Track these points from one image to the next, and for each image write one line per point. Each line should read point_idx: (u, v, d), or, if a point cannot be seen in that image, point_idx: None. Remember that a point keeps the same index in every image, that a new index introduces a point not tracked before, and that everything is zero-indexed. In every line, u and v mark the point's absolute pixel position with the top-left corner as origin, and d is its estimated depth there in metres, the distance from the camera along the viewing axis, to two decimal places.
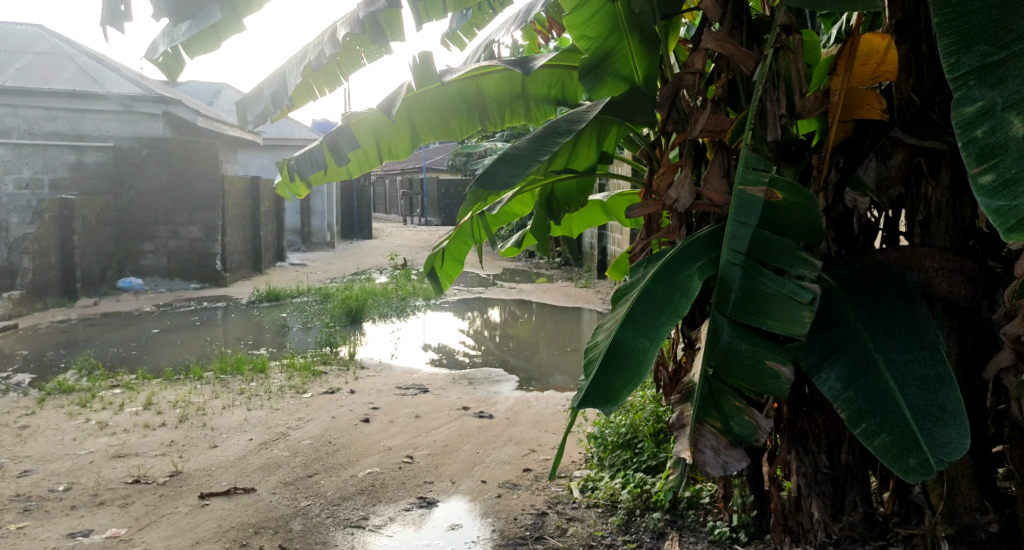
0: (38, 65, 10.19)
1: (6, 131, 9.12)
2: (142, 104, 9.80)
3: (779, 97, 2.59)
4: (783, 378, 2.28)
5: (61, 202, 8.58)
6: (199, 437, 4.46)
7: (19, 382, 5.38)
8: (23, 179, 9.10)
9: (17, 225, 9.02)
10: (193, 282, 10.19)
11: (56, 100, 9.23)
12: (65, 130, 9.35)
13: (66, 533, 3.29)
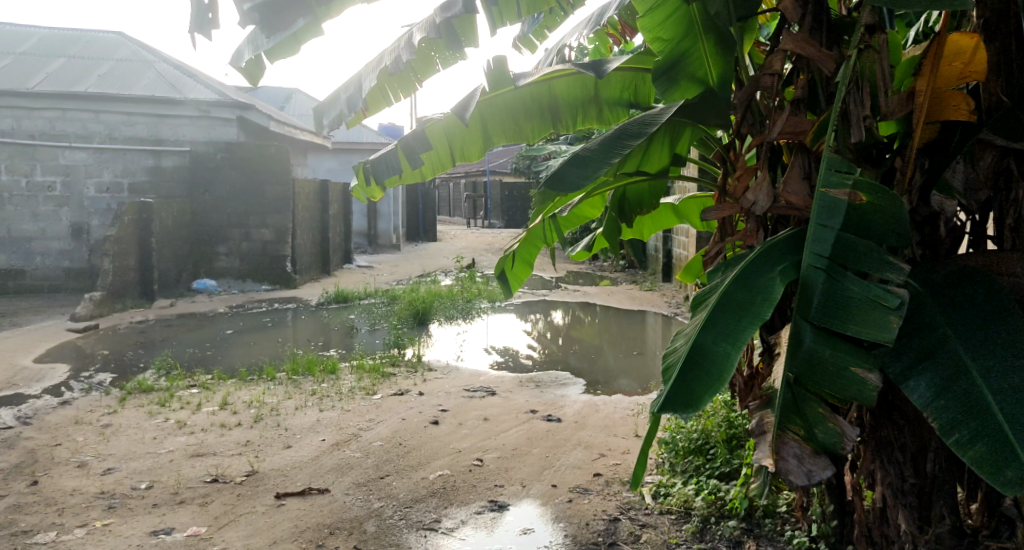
0: (118, 72, 10.59)
1: (89, 136, 9.70)
2: (218, 110, 10.13)
3: (864, 99, 2.38)
4: (871, 385, 2.07)
5: (139, 206, 8.83)
6: (274, 437, 4.49)
7: (102, 382, 5.53)
8: (103, 183, 9.77)
9: (98, 227, 9.79)
10: (264, 283, 10.30)
11: (133, 104, 9.74)
12: (144, 134, 9.91)
13: (150, 530, 3.32)
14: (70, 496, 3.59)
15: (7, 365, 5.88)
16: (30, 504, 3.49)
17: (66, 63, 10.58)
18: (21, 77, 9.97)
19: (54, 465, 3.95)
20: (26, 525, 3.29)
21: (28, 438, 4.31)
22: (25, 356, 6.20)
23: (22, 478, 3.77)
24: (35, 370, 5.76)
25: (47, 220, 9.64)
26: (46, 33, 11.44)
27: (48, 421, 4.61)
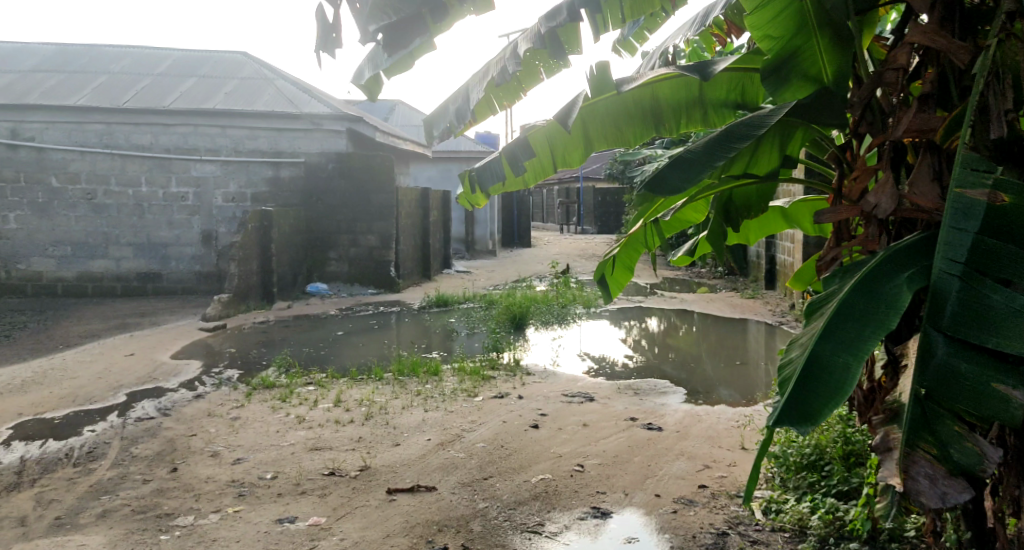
0: (242, 89, 11.24)
1: (217, 150, 10.39)
2: (330, 122, 10.56)
3: (1006, 91, 2.25)
4: (1016, 403, 1.99)
5: (260, 214, 9.34)
6: (383, 435, 4.67)
7: (230, 377, 5.91)
8: (230, 193, 10.41)
9: (225, 234, 10.44)
10: (370, 288, 10.70)
11: (254, 122, 10.36)
12: (264, 147, 10.50)
13: (276, 518, 3.53)
14: (205, 483, 3.86)
15: (146, 361, 6.35)
16: (171, 489, 3.78)
17: (195, 82, 11.31)
18: (158, 96, 10.74)
19: (190, 454, 4.25)
20: (168, 508, 3.56)
21: (168, 428, 4.65)
22: (162, 353, 6.68)
23: (164, 465, 4.08)
24: (171, 366, 6.21)
25: (181, 227, 10.35)
26: (179, 54, 12.29)
27: (184, 413, 4.97)
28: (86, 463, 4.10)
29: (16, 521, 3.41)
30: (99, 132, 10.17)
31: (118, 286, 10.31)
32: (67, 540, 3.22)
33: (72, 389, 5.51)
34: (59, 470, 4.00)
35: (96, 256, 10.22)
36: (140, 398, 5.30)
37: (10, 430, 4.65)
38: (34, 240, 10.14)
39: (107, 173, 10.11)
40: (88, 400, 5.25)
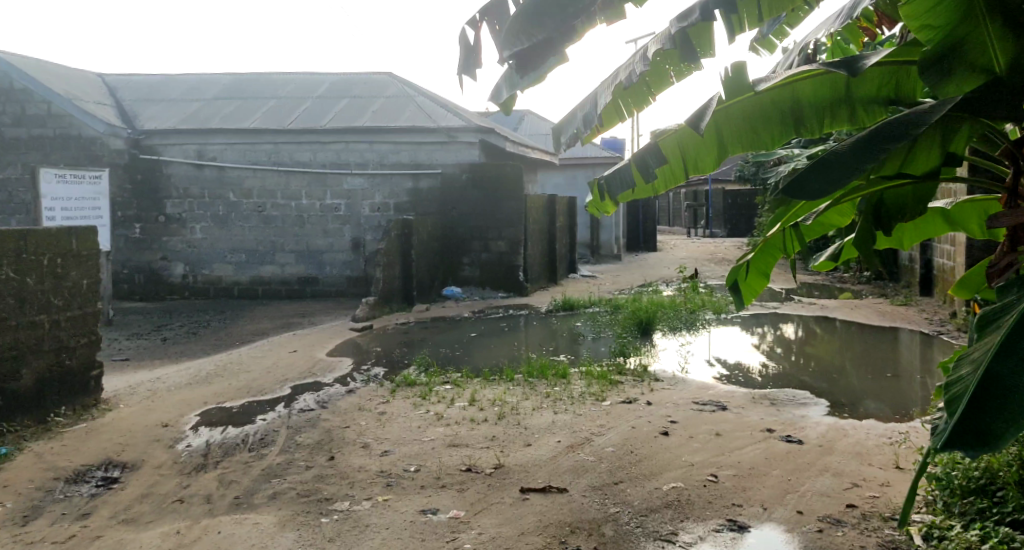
0: (389, 107, 11.82)
1: (364, 163, 11.09)
2: (464, 134, 10.86)
3: None
4: None
5: (403, 222, 9.73)
6: (515, 435, 4.81)
7: (377, 374, 6.29)
8: (376, 203, 11.07)
9: (372, 242, 11.11)
10: (501, 292, 10.96)
11: (396, 137, 10.96)
12: (405, 160, 11.03)
13: (420, 509, 3.74)
14: (358, 472, 4.14)
15: (304, 357, 6.87)
16: (329, 476, 4.08)
17: (347, 103, 12.06)
18: (316, 116, 11.60)
19: (344, 445, 4.56)
20: (327, 494, 3.86)
21: (326, 420, 5.01)
22: (319, 350, 7.19)
23: (323, 454, 4.41)
24: (327, 362, 6.70)
25: (334, 236, 11.16)
26: (334, 77, 13.09)
27: (339, 406, 5.34)
28: (259, 448, 4.49)
29: (202, 498, 3.80)
30: (268, 151, 11.11)
31: (283, 288, 11.26)
32: (244, 517, 3.57)
33: (244, 382, 6.03)
34: (237, 454, 4.42)
35: (266, 261, 11.20)
36: (302, 392, 5.75)
37: (197, 416, 5.18)
38: (214, 248, 11.23)
39: (274, 188, 11.11)
40: (258, 392, 5.75)
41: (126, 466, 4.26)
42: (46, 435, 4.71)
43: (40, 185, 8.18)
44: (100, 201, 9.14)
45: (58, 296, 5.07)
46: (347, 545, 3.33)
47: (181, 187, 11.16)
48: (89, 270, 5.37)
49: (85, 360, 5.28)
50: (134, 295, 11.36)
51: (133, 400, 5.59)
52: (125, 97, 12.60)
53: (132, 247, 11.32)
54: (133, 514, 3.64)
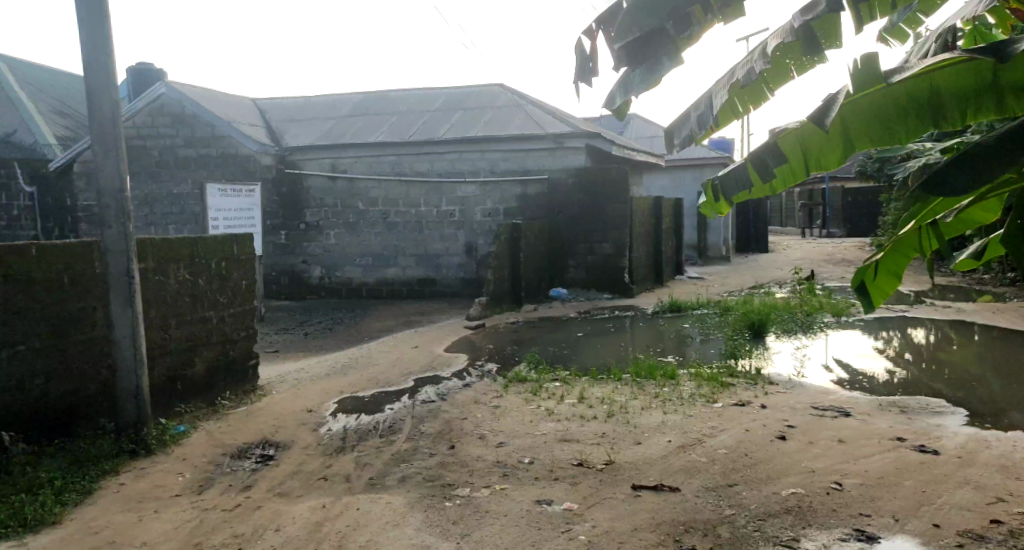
0: (496, 117, 12.17)
1: (477, 172, 11.54)
2: (570, 140, 11.05)
3: None
4: None
5: (512, 227, 9.99)
6: (626, 433, 4.90)
7: (489, 369, 6.61)
8: (488, 209, 11.48)
9: (483, 246, 11.55)
10: (607, 293, 11.08)
11: (507, 146, 11.32)
12: (513, 167, 11.38)
13: (535, 499, 3.96)
14: (476, 461, 4.49)
15: (426, 353, 7.32)
16: (451, 463, 4.49)
17: (461, 115, 12.57)
18: (433, 128, 12.26)
19: (463, 435, 4.95)
20: (449, 480, 4.25)
21: (446, 411, 5.45)
22: (438, 346, 7.62)
23: (444, 442, 4.84)
24: (445, 357, 7.11)
25: (450, 241, 11.66)
26: (449, 90, 13.59)
27: (457, 398, 5.75)
28: (389, 434, 5.05)
29: (341, 477, 4.37)
30: (392, 163, 11.86)
31: (405, 288, 11.90)
32: (378, 496, 4.06)
33: (373, 374, 6.66)
34: (370, 439, 5.00)
35: (390, 264, 11.89)
36: (424, 384, 6.24)
37: (334, 404, 5.85)
38: (346, 252, 12.04)
39: (395, 197, 11.78)
40: (385, 383, 6.35)
41: (279, 446, 4.94)
42: (211, 418, 5.44)
43: (207, 199, 9.35)
44: (253, 210, 10.30)
45: (224, 294, 5.89)
46: (469, 529, 3.66)
47: (318, 199, 12.08)
48: (247, 273, 6.17)
49: (244, 351, 6.09)
50: (281, 295, 12.33)
51: (284, 387, 6.38)
52: (272, 117, 13.77)
53: (281, 251, 12.30)
54: (285, 488, 4.25)
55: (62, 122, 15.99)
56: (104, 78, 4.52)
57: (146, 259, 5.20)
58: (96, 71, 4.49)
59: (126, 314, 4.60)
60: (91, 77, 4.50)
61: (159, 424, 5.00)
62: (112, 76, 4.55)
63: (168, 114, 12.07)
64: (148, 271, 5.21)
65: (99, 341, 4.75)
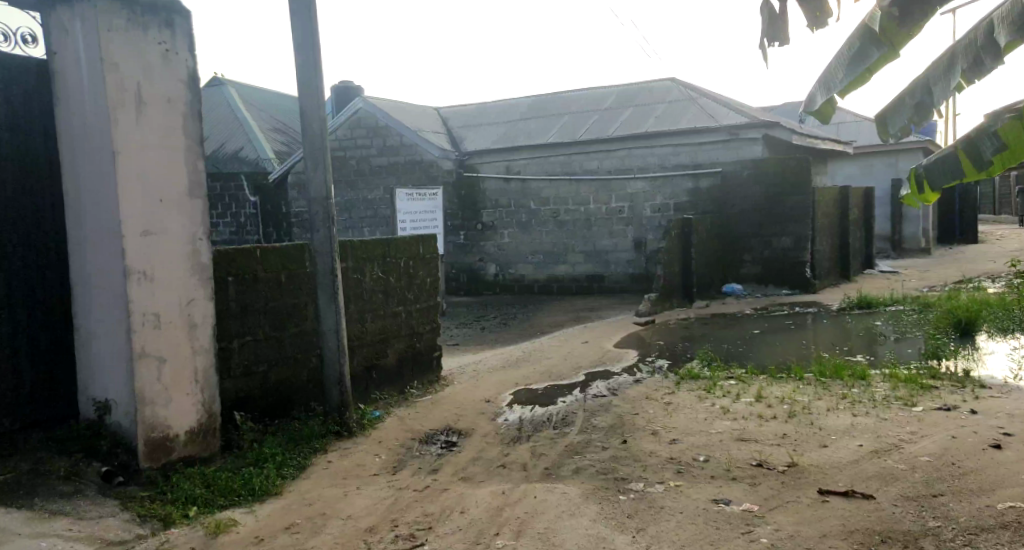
0: (669, 112, 11.99)
1: (646, 167, 11.46)
2: (747, 131, 10.68)
3: None
4: None
5: (684, 222, 9.79)
6: (810, 435, 4.67)
7: (660, 366, 6.57)
8: (657, 204, 11.35)
9: (653, 241, 11.42)
10: (785, 288, 10.58)
11: (679, 139, 11.15)
12: (684, 161, 11.18)
13: (712, 498, 3.92)
14: (649, 457, 4.53)
15: (596, 347, 7.39)
16: (623, 458, 4.55)
17: (631, 111, 12.52)
18: (604, 126, 12.33)
19: (635, 430, 5.00)
20: (623, 474, 4.31)
21: (618, 406, 5.53)
22: (608, 341, 7.65)
23: (616, 437, 4.91)
24: (616, 352, 7.15)
25: (618, 237, 11.67)
26: (620, 87, 13.59)
27: (628, 394, 5.81)
28: (562, 426, 5.21)
29: (520, 466, 4.59)
30: (561, 162, 12.06)
31: (574, 285, 12.06)
32: (554, 486, 4.19)
33: (547, 367, 6.85)
34: (545, 430, 5.19)
35: (560, 261, 12.14)
36: (594, 379, 6.33)
37: (510, 395, 6.09)
38: (519, 250, 12.47)
39: (566, 196, 12.00)
40: (558, 377, 6.51)
41: (461, 433, 5.26)
42: (401, 404, 5.89)
43: (397, 203, 10.03)
44: (435, 212, 10.94)
45: (411, 291, 6.31)
46: (644, 524, 3.68)
47: (493, 199, 12.58)
48: (431, 271, 6.56)
49: (429, 343, 6.51)
50: (460, 291, 13.01)
51: (465, 378, 6.74)
52: (452, 124, 14.51)
53: (459, 251, 12.99)
54: (469, 473, 4.53)
55: (279, 136, 17.84)
56: (314, 95, 5.00)
57: (346, 258, 5.68)
58: (308, 90, 5.00)
59: (331, 308, 5.08)
60: (304, 95, 5.01)
61: (358, 408, 5.50)
62: (319, 93, 5.02)
63: (366, 127, 13.31)
64: (348, 269, 5.69)
65: (308, 333, 5.31)
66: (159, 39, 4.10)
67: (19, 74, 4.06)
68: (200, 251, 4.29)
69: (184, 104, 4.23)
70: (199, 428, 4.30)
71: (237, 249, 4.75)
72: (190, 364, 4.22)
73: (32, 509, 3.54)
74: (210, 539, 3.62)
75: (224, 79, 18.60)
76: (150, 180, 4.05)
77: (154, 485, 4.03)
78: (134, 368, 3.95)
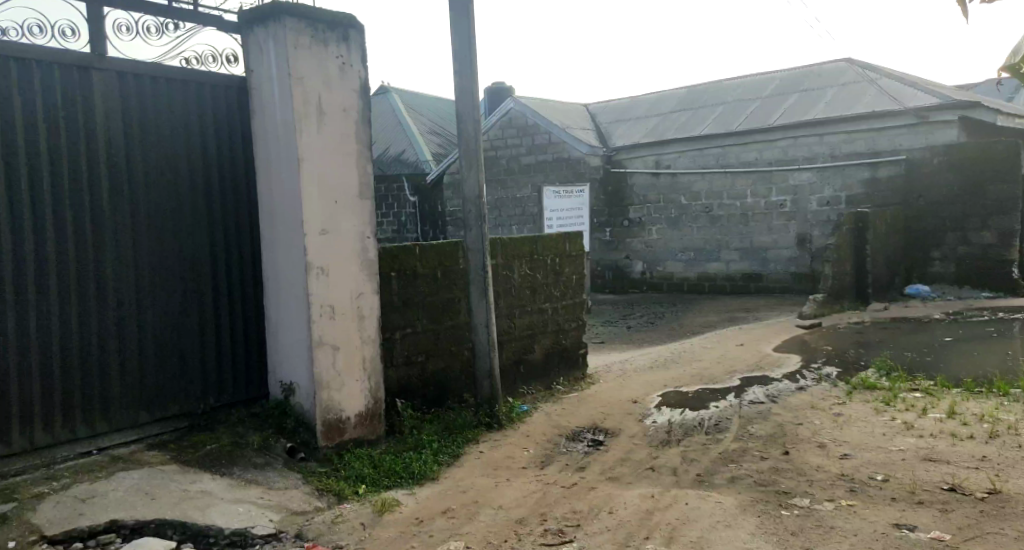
0: (843, 95, 11.13)
1: (814, 157, 10.72)
2: (938, 113, 9.68)
3: None
4: None
5: (857, 216, 9.04)
6: (1017, 459, 4.08)
7: (829, 373, 6.07)
8: (825, 197, 10.59)
9: (819, 237, 10.64)
10: (985, 291, 9.42)
11: (855, 126, 10.31)
12: (861, 149, 10.32)
13: (893, 522, 3.51)
14: (817, 471, 4.15)
15: (753, 351, 6.96)
16: (786, 470, 4.20)
17: (798, 97, 11.78)
18: (766, 114, 11.68)
19: (800, 441, 4.62)
20: (786, 487, 3.97)
21: (778, 414, 5.14)
22: (766, 345, 7.19)
23: (777, 447, 4.55)
24: (777, 357, 6.68)
25: (779, 232, 11.00)
26: (785, 73, 12.81)
27: (791, 402, 5.39)
28: (715, 432, 4.90)
29: (670, 470, 4.34)
30: (716, 155, 11.55)
31: (728, 284, 11.52)
32: (708, 495, 3.92)
33: (698, 369, 6.52)
34: (695, 435, 4.90)
35: (712, 259, 11.64)
36: (752, 384, 5.94)
37: (659, 396, 5.83)
38: (668, 247, 12.11)
39: (720, 190, 11.50)
40: (710, 380, 6.16)
41: (608, 432, 5.08)
42: (548, 401, 5.79)
43: (544, 201, 9.95)
44: (582, 208, 10.82)
45: (557, 288, 6.19)
46: (813, 543, 3.35)
47: (641, 195, 12.33)
48: (578, 268, 6.42)
49: (575, 340, 6.37)
50: (606, 289, 12.86)
51: (611, 377, 6.55)
52: (601, 120, 14.33)
53: (605, 248, 12.84)
54: (616, 473, 4.34)
55: (433, 136, 18.43)
56: (469, 96, 4.99)
57: (495, 255, 5.65)
58: (465, 91, 4.98)
59: (484, 304, 5.06)
60: (460, 97, 5.00)
61: (507, 402, 5.45)
62: (475, 93, 5.00)
63: (516, 127, 13.49)
64: (498, 266, 5.67)
65: (462, 326, 5.32)
66: (337, 53, 4.21)
67: (224, 92, 4.30)
68: (368, 248, 4.38)
69: (357, 111, 4.33)
70: (368, 411, 4.40)
71: (399, 246, 4.84)
72: (360, 352, 4.32)
73: (232, 476, 3.76)
74: (376, 516, 3.68)
75: (391, 88, 19.47)
76: (329, 182, 4.17)
77: (329, 462, 4.15)
78: (314, 354, 4.09)
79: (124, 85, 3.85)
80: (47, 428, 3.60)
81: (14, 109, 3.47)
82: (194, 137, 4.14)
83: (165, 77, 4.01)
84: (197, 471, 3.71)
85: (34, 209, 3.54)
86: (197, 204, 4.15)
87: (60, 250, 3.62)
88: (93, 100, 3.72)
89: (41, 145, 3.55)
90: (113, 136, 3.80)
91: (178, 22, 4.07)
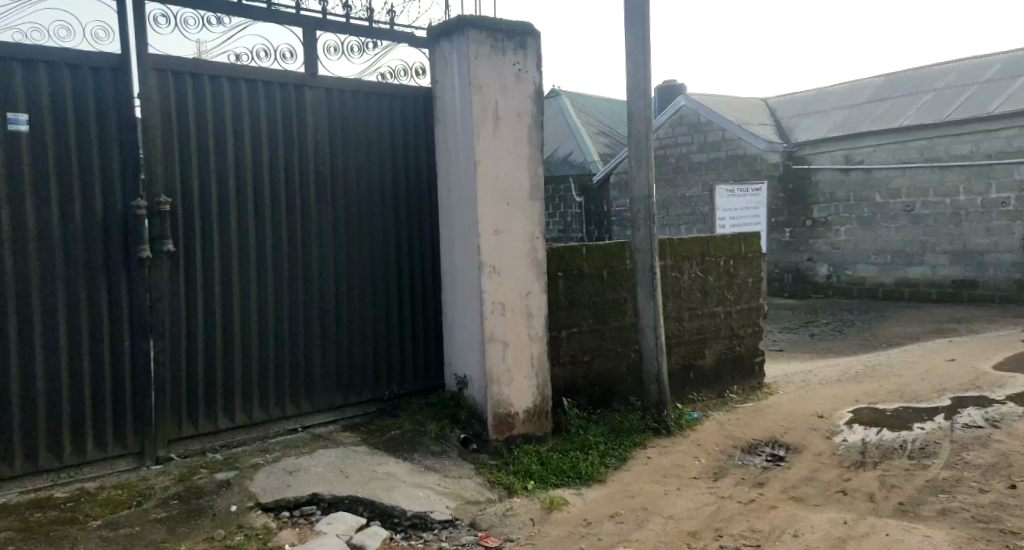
0: None
1: None
2: None
3: None
4: None
5: None
6: None
7: None
8: None
9: None
10: None
11: None
12: None
13: None
14: None
15: (967, 368, 6.19)
16: (1011, 506, 3.65)
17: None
18: (983, 103, 10.38)
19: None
20: (1011, 526, 3.44)
21: (1001, 441, 4.50)
22: (984, 361, 6.38)
23: (1001, 479, 3.97)
24: (997, 376, 5.88)
25: (1000, 234, 9.76)
26: (1007, 56, 11.38)
27: (1018, 428, 4.71)
28: (920, 457, 4.38)
29: (865, 495, 3.92)
30: (920, 147, 10.49)
31: (934, 292, 10.44)
32: (913, 527, 3.49)
33: (897, 385, 5.90)
34: (896, 458, 4.40)
35: (914, 263, 10.60)
36: (965, 405, 5.27)
37: (850, 412, 5.33)
38: (860, 249, 11.20)
39: (925, 186, 10.43)
40: (914, 398, 5.54)
41: (790, 448, 4.70)
42: (722, 409, 5.48)
43: (715, 201, 9.60)
44: (759, 207, 10.18)
45: (731, 291, 5.85)
46: None
47: (828, 192, 11.50)
48: (754, 271, 6.02)
49: (750, 348, 5.99)
50: (784, 292, 12.13)
51: (792, 388, 6.10)
52: (784, 114, 13.52)
53: (785, 249, 12.10)
54: (801, 493, 3.99)
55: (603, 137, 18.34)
56: (640, 98, 4.80)
57: (664, 256, 5.41)
58: (638, 92, 4.80)
59: (651, 305, 4.84)
60: (632, 98, 4.83)
61: (676, 408, 5.22)
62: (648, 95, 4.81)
63: (688, 125, 13.10)
64: (667, 268, 5.43)
65: (629, 327, 5.13)
66: (514, 60, 4.18)
67: (414, 101, 4.40)
68: (539, 249, 4.32)
69: (533, 115, 4.28)
70: (537, 408, 4.35)
71: (567, 246, 4.76)
72: (529, 349, 4.28)
73: (412, 461, 3.84)
74: (545, 513, 3.61)
75: (561, 91, 19.60)
76: (504, 183, 4.16)
77: (500, 456, 4.15)
78: (485, 349, 4.09)
79: (331, 99, 4.04)
80: (262, 404, 3.85)
81: (243, 125, 3.74)
82: (388, 143, 4.27)
83: (365, 91, 4.18)
84: (382, 454, 3.82)
85: (256, 208, 3.80)
86: (386, 207, 4.28)
87: (275, 247, 3.87)
88: (304, 113, 3.94)
89: (263, 152, 3.81)
90: (319, 143, 4.00)
91: (376, 40, 4.23)
